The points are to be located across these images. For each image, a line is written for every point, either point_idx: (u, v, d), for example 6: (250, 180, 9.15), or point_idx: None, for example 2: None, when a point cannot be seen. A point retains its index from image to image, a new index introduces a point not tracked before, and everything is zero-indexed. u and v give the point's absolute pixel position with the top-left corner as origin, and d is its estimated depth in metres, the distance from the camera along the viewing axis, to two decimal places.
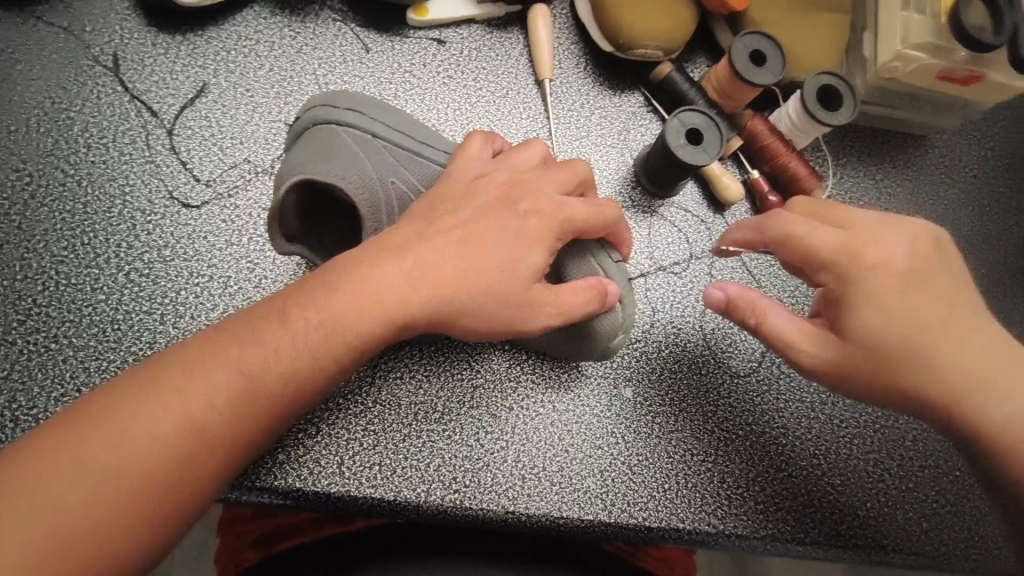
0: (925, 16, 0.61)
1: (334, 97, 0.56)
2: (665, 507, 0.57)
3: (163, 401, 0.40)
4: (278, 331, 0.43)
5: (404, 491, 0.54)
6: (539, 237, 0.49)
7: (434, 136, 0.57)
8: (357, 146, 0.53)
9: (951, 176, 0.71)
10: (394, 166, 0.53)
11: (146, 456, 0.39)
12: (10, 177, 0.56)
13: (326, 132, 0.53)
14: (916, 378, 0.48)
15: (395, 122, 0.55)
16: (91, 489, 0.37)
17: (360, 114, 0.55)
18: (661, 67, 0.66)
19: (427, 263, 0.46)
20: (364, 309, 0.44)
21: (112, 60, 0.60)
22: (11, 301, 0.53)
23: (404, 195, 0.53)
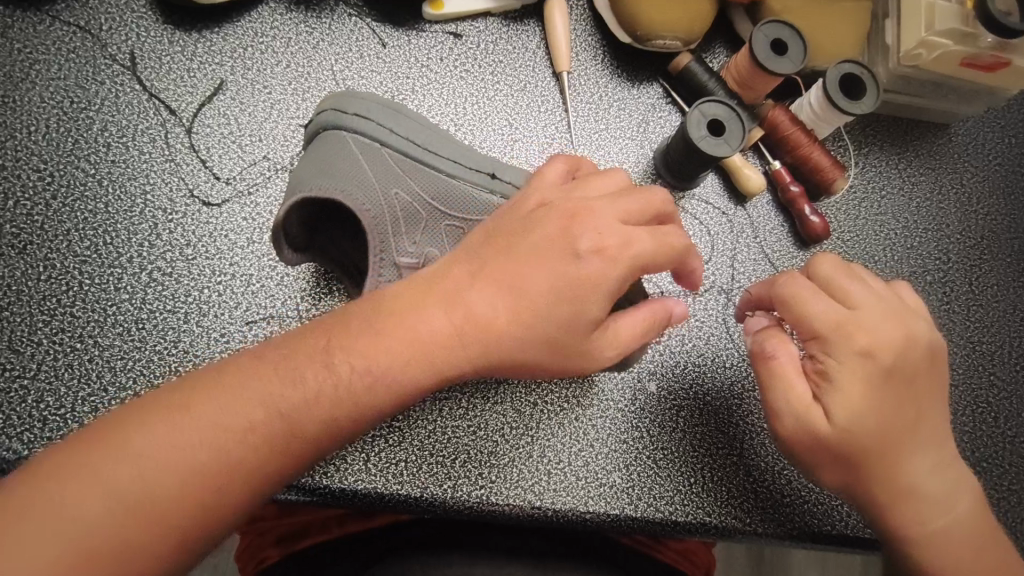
0: (950, 2, 0.60)
1: (345, 98, 0.55)
2: (691, 502, 0.57)
3: (175, 433, 0.39)
4: (321, 372, 0.42)
5: (431, 487, 0.54)
6: (598, 284, 0.46)
7: (445, 144, 0.55)
8: (363, 154, 0.52)
9: (974, 164, 0.70)
10: (399, 178, 0.53)
11: (171, 475, 0.38)
12: (31, 177, 0.55)
13: (333, 140, 0.53)
14: (868, 470, 0.49)
15: (405, 129, 0.54)
16: (116, 506, 0.37)
17: (369, 119, 0.54)
18: (680, 57, 0.65)
19: (474, 309, 0.45)
20: (407, 357, 0.44)
21: (129, 59, 0.60)
22: (35, 302, 0.53)
23: (410, 205, 0.53)
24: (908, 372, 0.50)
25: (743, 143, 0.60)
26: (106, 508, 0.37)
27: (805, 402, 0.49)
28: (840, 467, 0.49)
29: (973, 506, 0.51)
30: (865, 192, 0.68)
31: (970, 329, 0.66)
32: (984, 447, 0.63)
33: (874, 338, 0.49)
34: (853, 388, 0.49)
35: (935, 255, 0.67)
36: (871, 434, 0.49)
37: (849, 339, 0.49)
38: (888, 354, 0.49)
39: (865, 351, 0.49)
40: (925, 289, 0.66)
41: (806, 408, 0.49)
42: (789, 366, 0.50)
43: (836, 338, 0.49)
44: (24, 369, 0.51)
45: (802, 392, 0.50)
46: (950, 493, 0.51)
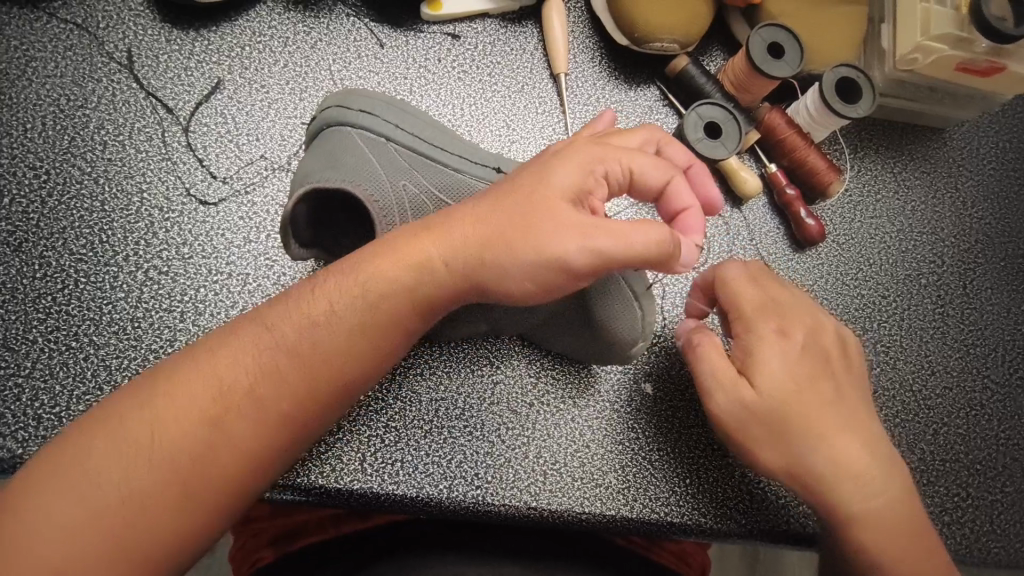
0: (945, 8, 0.60)
1: (346, 96, 0.56)
2: (687, 502, 0.57)
3: (159, 409, 0.40)
4: (304, 289, 0.45)
5: (427, 487, 0.54)
6: (582, 163, 0.46)
7: (449, 140, 0.56)
8: (369, 149, 0.52)
9: (969, 168, 0.71)
10: (406, 170, 0.53)
11: (177, 420, 0.40)
12: (27, 174, 0.55)
13: (339, 135, 0.53)
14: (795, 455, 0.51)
15: (410, 125, 0.55)
16: (128, 458, 0.39)
17: (374, 116, 0.54)
18: (677, 60, 0.65)
19: (457, 222, 0.45)
20: (392, 264, 0.44)
21: (127, 57, 0.59)
22: (31, 300, 0.52)
23: (418, 198, 0.53)
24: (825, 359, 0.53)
25: (740, 145, 0.60)
26: (118, 461, 0.38)
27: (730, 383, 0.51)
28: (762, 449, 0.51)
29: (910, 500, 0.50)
30: (861, 195, 0.68)
31: (964, 331, 0.66)
32: (978, 448, 0.63)
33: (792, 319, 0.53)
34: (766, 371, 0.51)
35: (930, 258, 0.68)
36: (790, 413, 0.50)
37: (767, 320, 0.52)
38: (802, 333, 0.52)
39: (782, 332, 0.52)
40: (919, 292, 0.67)
41: (732, 382, 0.51)
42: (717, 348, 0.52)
43: (757, 317, 0.52)
44: (19, 367, 0.51)
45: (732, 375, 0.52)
46: (886, 476, 0.50)
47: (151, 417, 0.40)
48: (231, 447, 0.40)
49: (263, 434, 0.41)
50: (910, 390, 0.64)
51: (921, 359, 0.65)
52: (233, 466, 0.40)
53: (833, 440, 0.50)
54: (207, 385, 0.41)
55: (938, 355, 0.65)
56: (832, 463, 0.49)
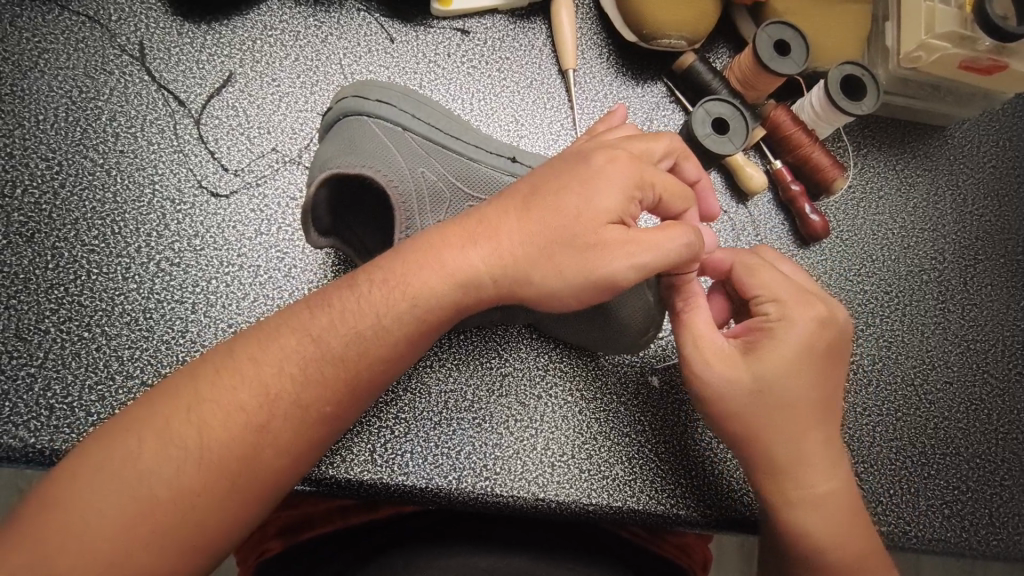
0: (949, 6, 0.61)
1: (362, 87, 0.56)
2: (692, 494, 0.58)
3: (203, 411, 0.40)
4: (345, 294, 0.44)
5: (436, 478, 0.55)
6: (620, 180, 0.46)
7: (464, 130, 0.57)
8: (386, 137, 0.53)
9: (969, 166, 0.72)
10: (423, 158, 0.53)
11: (227, 424, 0.40)
12: (40, 165, 0.55)
13: (356, 123, 0.53)
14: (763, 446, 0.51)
15: (426, 115, 0.56)
16: (177, 461, 0.39)
17: (391, 106, 0.55)
18: (684, 57, 0.66)
19: (497, 228, 0.46)
20: (450, 272, 0.45)
21: (138, 49, 0.60)
22: (43, 290, 0.53)
23: (435, 184, 0.53)
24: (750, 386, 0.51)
25: (746, 141, 0.61)
26: (168, 462, 0.38)
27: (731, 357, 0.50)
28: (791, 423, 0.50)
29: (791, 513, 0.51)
30: (864, 192, 0.69)
31: (965, 327, 0.67)
32: (978, 443, 0.64)
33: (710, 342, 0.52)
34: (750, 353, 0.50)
35: (931, 255, 0.69)
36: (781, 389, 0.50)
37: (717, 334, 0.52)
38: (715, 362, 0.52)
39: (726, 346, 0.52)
40: (921, 288, 0.68)
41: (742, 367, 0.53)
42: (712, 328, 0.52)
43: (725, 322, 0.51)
44: (32, 357, 0.51)
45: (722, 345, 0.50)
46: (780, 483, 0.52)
47: (197, 422, 0.39)
48: (275, 448, 0.41)
49: (305, 435, 0.42)
50: (912, 385, 0.65)
51: (922, 354, 0.66)
52: (277, 465, 0.41)
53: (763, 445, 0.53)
54: (253, 389, 0.41)
55: (939, 350, 0.66)
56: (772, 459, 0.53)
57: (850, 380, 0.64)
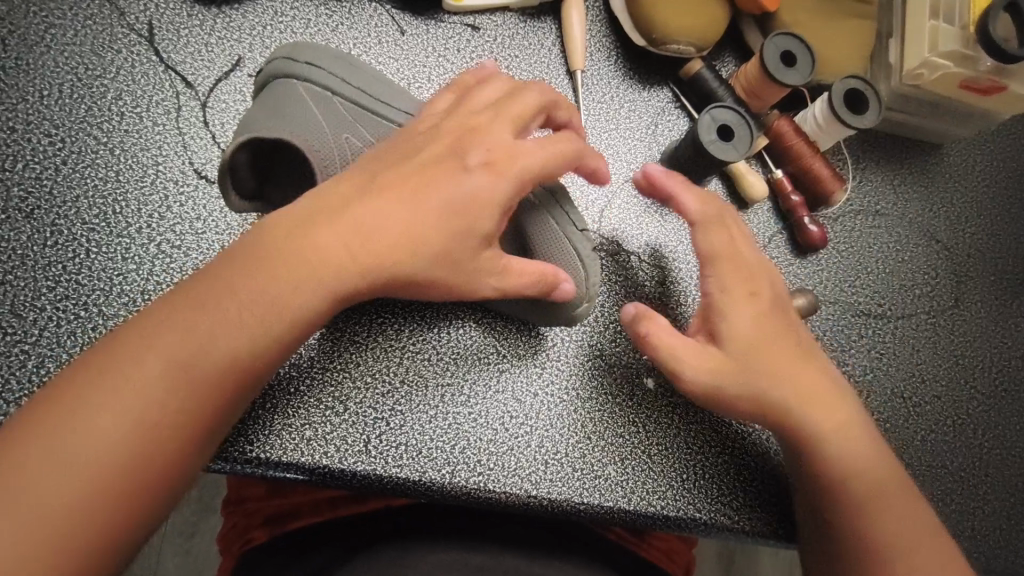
0: (953, 26, 0.63)
1: (292, 48, 0.57)
2: (683, 497, 0.58)
3: (91, 414, 0.39)
4: (218, 300, 0.43)
5: (430, 472, 0.55)
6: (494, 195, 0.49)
7: (391, 95, 0.58)
8: (313, 100, 0.54)
9: (964, 184, 0.73)
10: (350, 124, 0.54)
11: (111, 433, 0.39)
12: (41, 141, 0.55)
13: (284, 86, 0.54)
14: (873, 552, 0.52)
15: (356, 79, 0.56)
16: (70, 468, 0.38)
17: (320, 68, 0.56)
18: (691, 64, 0.66)
19: (364, 221, 0.46)
20: (323, 268, 0.45)
21: (147, 29, 0.59)
22: (40, 267, 0.52)
23: (361, 150, 0.54)
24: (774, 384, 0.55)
25: (750, 149, 0.61)
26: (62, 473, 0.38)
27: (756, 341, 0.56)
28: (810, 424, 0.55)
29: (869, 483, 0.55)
30: (861, 206, 0.70)
31: (954, 342, 0.68)
32: (964, 457, 0.65)
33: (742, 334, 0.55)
34: (749, 304, 0.56)
35: (923, 271, 0.70)
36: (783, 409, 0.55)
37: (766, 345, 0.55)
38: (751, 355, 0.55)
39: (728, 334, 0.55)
40: (913, 302, 0.69)
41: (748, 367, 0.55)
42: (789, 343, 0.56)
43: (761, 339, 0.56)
44: (26, 334, 0.50)
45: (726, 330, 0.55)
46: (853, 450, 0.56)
47: (86, 428, 0.39)
48: (176, 440, 0.41)
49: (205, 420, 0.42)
50: (901, 397, 0.66)
51: (912, 367, 0.67)
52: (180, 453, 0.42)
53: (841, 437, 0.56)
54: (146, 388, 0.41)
55: (928, 363, 0.67)
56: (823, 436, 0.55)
57: None
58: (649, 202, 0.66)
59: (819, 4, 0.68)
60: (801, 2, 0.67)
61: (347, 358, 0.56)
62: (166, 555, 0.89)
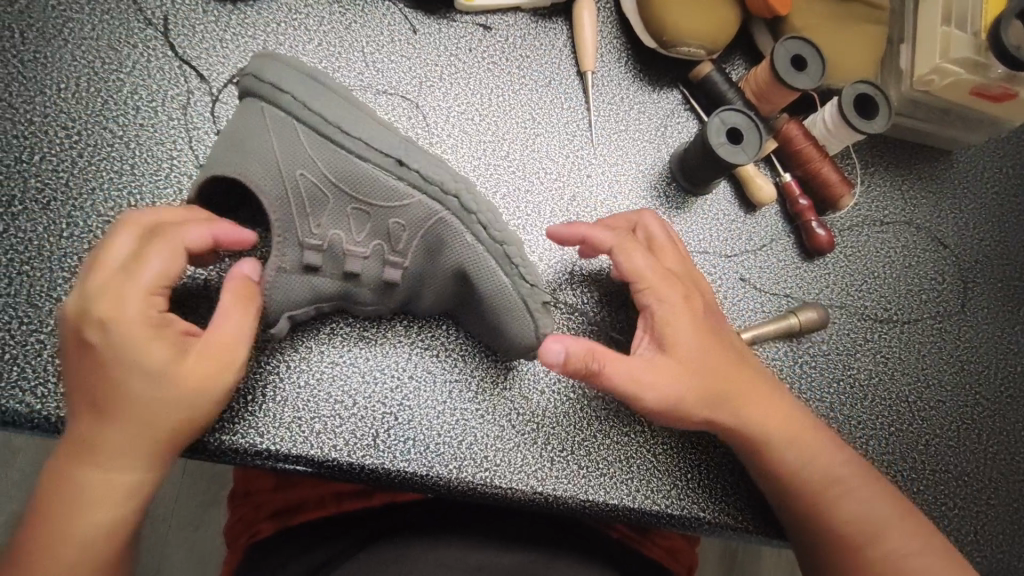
0: (965, 32, 0.63)
1: (268, 66, 0.52)
2: (687, 496, 0.59)
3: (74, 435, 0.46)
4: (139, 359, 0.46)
5: (437, 467, 0.55)
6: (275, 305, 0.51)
7: (360, 123, 0.51)
8: (274, 130, 0.50)
9: (972, 191, 0.73)
10: (306, 159, 0.50)
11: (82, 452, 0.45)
12: (59, 134, 0.56)
13: (251, 112, 0.51)
14: (846, 540, 0.53)
15: (323, 107, 0.51)
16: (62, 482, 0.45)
17: (288, 93, 0.50)
18: (702, 66, 0.67)
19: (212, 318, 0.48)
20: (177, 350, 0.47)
21: (163, 24, 0.60)
22: (56, 258, 0.53)
23: (317, 188, 0.51)
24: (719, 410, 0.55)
25: (759, 152, 0.62)
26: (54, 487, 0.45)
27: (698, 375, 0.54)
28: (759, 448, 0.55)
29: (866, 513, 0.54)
30: (869, 210, 0.70)
31: (959, 348, 0.68)
32: (967, 463, 0.65)
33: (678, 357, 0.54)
34: (684, 330, 0.55)
35: (931, 276, 0.70)
36: (724, 417, 0.55)
37: (693, 365, 0.54)
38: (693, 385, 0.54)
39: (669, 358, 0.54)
40: (920, 307, 0.69)
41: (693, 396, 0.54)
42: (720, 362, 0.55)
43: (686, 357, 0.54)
44: (42, 323, 0.51)
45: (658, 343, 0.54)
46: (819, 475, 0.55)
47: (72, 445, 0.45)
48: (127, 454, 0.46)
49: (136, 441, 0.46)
50: (906, 402, 0.66)
51: (917, 372, 0.67)
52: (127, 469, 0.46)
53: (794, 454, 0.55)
54: (92, 423, 0.45)
55: (934, 369, 0.67)
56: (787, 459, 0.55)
57: (844, 394, 0.65)
58: (658, 203, 0.67)
59: (831, 8, 0.68)
60: (813, 6, 0.67)
61: (356, 353, 0.57)
62: (173, 545, 0.90)
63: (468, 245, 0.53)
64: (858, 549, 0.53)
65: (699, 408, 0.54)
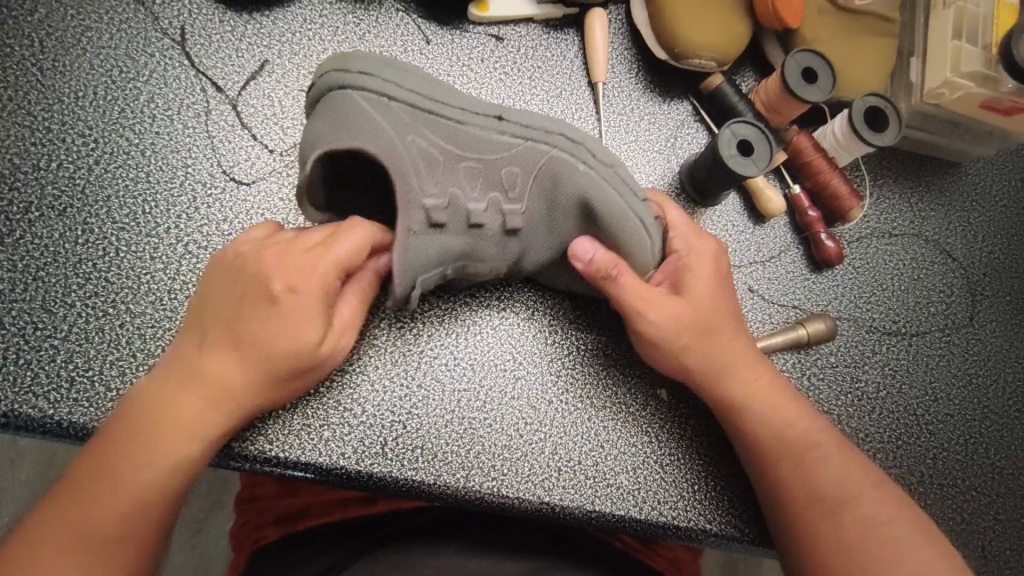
0: (976, 46, 0.63)
1: (342, 59, 0.53)
2: (694, 508, 0.59)
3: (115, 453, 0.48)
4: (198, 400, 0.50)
5: (444, 475, 0.55)
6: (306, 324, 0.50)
7: (448, 92, 0.54)
8: (372, 108, 0.51)
9: (982, 204, 0.73)
10: (412, 125, 0.52)
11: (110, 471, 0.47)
12: (75, 141, 0.56)
13: (343, 101, 0.52)
14: (822, 508, 0.53)
15: (409, 80, 0.53)
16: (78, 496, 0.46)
17: (373, 75, 0.52)
18: (712, 78, 0.67)
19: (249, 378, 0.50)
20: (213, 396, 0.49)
21: (180, 33, 0.60)
22: (71, 264, 0.53)
23: (428, 151, 0.52)
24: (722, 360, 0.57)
25: (769, 164, 0.62)
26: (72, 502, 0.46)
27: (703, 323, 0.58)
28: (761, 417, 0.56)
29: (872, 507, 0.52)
30: (879, 223, 0.70)
31: (968, 361, 0.68)
32: (975, 476, 0.65)
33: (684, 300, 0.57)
34: (690, 284, 0.58)
35: (939, 289, 0.70)
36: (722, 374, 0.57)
37: (701, 314, 0.57)
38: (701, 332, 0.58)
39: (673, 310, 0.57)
40: (928, 320, 0.69)
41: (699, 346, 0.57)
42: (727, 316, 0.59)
43: (690, 309, 0.57)
44: (56, 329, 0.52)
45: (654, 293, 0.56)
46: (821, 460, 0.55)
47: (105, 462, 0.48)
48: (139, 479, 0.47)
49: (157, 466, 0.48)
50: (914, 415, 0.66)
51: (925, 385, 0.67)
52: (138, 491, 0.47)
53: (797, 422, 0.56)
54: (215, 367, 0.49)
55: (942, 382, 0.67)
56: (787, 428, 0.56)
57: (852, 406, 0.65)
58: None
59: (841, 20, 0.68)
60: (823, 19, 0.68)
61: (365, 362, 0.57)
62: (179, 547, 0.90)
63: (589, 178, 0.55)
64: (843, 507, 0.53)
65: (697, 353, 0.57)
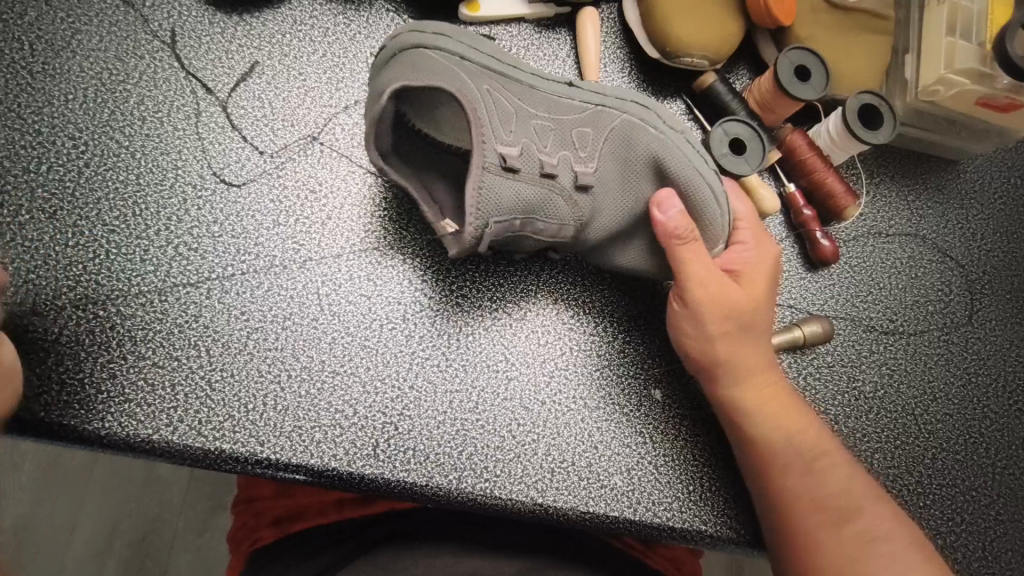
0: (970, 43, 0.63)
1: (419, 25, 0.56)
2: (689, 509, 0.58)
3: None
4: None
5: (436, 477, 0.55)
6: None
7: (517, 60, 0.57)
8: (450, 65, 0.53)
9: (980, 201, 0.72)
10: (489, 81, 0.55)
11: None
12: (66, 143, 0.56)
13: (417, 53, 0.54)
14: (823, 519, 0.52)
15: (482, 47, 0.56)
16: None
17: (450, 39, 0.55)
18: (705, 76, 0.66)
19: None
20: None
21: (170, 36, 0.60)
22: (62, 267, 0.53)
23: (502, 101, 0.54)
24: (741, 366, 0.56)
25: (762, 163, 0.61)
26: None
27: (727, 327, 0.55)
28: (772, 430, 0.55)
29: (871, 529, 0.52)
30: (875, 221, 0.70)
31: (967, 360, 0.68)
32: (974, 476, 0.64)
33: (714, 300, 0.55)
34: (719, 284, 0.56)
35: (937, 287, 0.69)
36: (741, 375, 0.56)
37: (725, 316, 0.55)
38: (725, 333, 0.55)
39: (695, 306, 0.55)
40: (926, 318, 0.68)
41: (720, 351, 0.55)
42: (749, 326, 0.56)
43: (711, 310, 0.55)
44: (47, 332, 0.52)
45: (693, 278, 0.55)
46: (829, 480, 0.54)
47: None
48: None
49: None
50: (912, 414, 0.65)
51: (923, 385, 0.66)
52: None
53: (806, 442, 0.55)
54: None
55: (941, 382, 0.67)
56: (794, 446, 0.55)
57: (849, 406, 0.64)
58: None
59: (835, 18, 0.68)
60: (816, 16, 0.67)
61: (358, 363, 0.57)
62: (176, 553, 0.87)
63: (662, 141, 0.56)
64: (841, 523, 0.52)
65: (716, 352, 0.55)
